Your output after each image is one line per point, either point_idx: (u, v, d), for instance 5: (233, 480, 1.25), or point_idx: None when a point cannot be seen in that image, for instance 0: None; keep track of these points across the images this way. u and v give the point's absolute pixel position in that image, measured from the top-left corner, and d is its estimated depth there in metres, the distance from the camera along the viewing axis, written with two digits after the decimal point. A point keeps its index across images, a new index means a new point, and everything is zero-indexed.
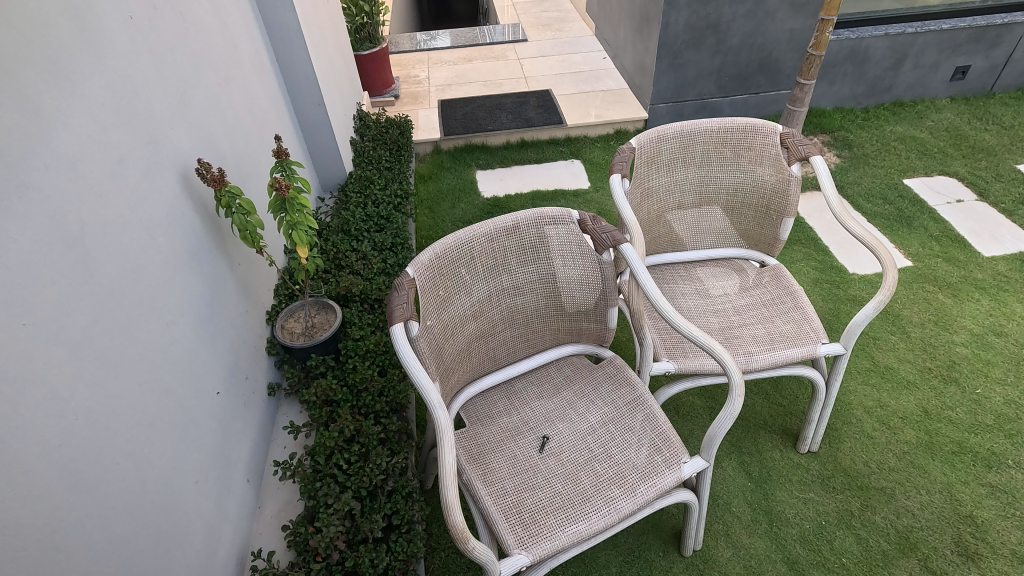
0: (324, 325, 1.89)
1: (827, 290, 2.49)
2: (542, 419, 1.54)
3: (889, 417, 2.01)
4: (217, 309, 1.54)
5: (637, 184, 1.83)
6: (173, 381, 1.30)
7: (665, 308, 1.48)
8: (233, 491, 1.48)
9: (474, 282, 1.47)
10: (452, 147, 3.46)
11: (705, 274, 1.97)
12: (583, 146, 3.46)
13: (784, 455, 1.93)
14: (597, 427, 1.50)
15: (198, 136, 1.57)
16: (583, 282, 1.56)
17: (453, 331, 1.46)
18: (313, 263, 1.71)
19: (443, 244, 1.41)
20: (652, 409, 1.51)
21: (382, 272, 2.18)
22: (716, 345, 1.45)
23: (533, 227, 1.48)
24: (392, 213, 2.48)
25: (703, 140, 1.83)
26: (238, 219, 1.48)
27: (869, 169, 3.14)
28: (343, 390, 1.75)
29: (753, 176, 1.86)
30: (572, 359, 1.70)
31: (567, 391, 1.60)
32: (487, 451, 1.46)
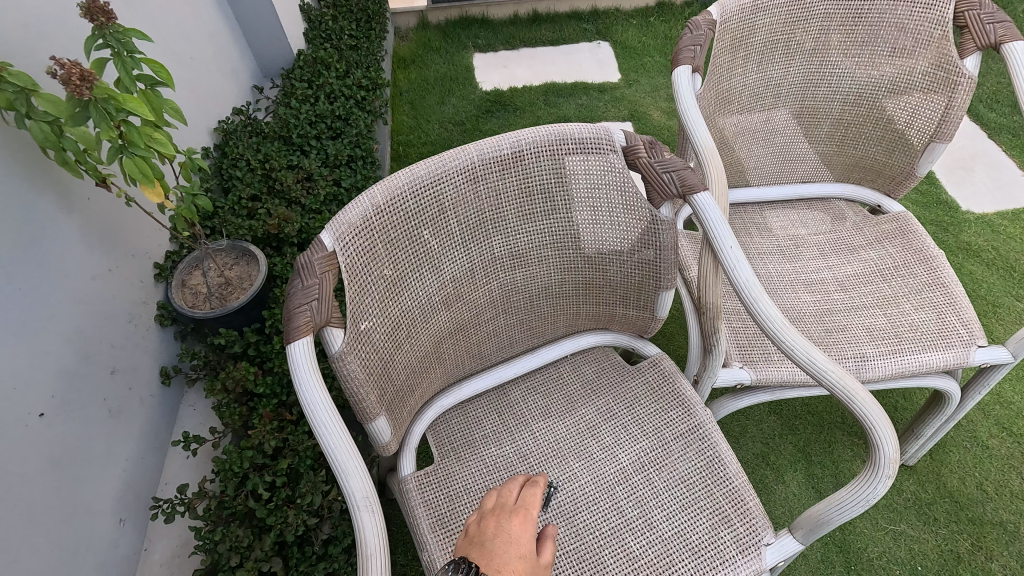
0: (243, 283, 1.34)
1: (931, 235, 1.87)
2: (548, 454, 1.03)
3: (1013, 421, 1.50)
4: (40, 276, 0.97)
5: (711, 83, 1.16)
6: None
7: (768, 312, 0.82)
8: (93, 545, 1.00)
9: (445, 249, 0.89)
10: (442, 20, 2.66)
11: (792, 221, 1.36)
12: (614, 23, 2.64)
13: None
14: (631, 472, 0.99)
15: None
16: (621, 247, 0.98)
17: (410, 329, 0.90)
18: (200, 203, 1.07)
19: (389, 187, 0.82)
20: (718, 448, 0.99)
21: (333, 200, 1.58)
22: (862, 389, 0.77)
23: (546, 157, 0.89)
24: (353, 112, 1.82)
25: (824, 14, 1.16)
26: (39, 129, 0.81)
27: (993, 64, 2.36)
28: (268, 380, 1.24)
29: (891, 77, 1.20)
30: (595, 355, 1.15)
31: (587, 407, 1.07)
32: (463, 507, 0.96)
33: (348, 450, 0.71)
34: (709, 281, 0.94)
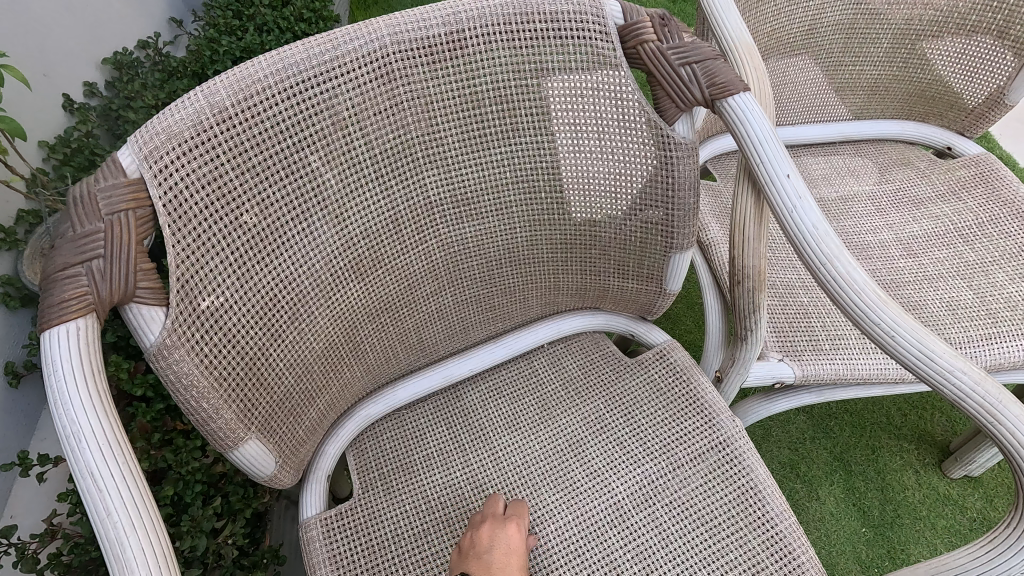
0: None
1: None
2: (515, 483, 0.73)
3: None
4: None
5: None
6: None
7: (854, 276, 0.52)
8: None
9: (349, 187, 0.59)
10: None
11: (836, 168, 1.06)
12: None
13: (923, 481, 1.17)
14: (630, 511, 0.70)
15: None
16: (615, 189, 0.68)
17: (299, 308, 0.60)
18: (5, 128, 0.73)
19: (241, 79, 0.50)
20: (753, 475, 0.71)
21: None
22: (1010, 398, 0.48)
23: (503, 42, 0.58)
24: (289, 49, 1.50)
25: None
26: None
27: None
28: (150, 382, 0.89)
29: None
30: (581, 342, 0.86)
31: (567, 417, 0.78)
32: (390, 566, 0.67)
33: (149, 515, 0.42)
34: (752, 233, 0.64)
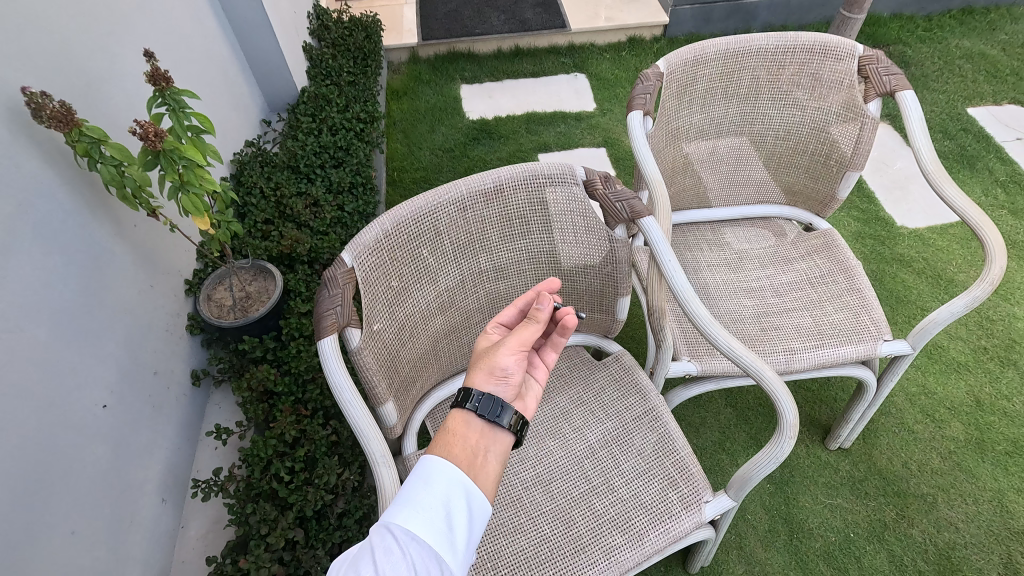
0: (261, 296, 1.52)
1: (870, 248, 2.10)
2: (528, 435, 1.22)
3: (935, 408, 1.72)
4: (98, 291, 1.14)
5: (661, 124, 1.38)
6: (20, 412, 0.93)
7: (699, 313, 1.11)
8: (140, 521, 1.18)
9: (441, 265, 1.10)
10: (432, 55, 2.89)
11: (737, 237, 1.59)
12: (589, 56, 2.89)
13: (811, 452, 1.66)
14: (597, 449, 1.19)
15: (42, 46, 1.08)
16: (587, 262, 1.19)
17: (413, 330, 1.10)
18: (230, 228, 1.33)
19: (395, 217, 1.02)
20: (669, 426, 1.20)
21: (338, 222, 1.78)
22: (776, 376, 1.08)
23: (522, 189, 1.09)
24: (353, 143, 2.02)
25: (754, 64, 1.37)
26: (110, 172, 1.04)
27: (928, 94, 2.64)
28: (285, 382, 1.41)
29: (811, 114, 1.43)
30: (568, 352, 1.36)
31: (561, 398, 1.27)
32: None
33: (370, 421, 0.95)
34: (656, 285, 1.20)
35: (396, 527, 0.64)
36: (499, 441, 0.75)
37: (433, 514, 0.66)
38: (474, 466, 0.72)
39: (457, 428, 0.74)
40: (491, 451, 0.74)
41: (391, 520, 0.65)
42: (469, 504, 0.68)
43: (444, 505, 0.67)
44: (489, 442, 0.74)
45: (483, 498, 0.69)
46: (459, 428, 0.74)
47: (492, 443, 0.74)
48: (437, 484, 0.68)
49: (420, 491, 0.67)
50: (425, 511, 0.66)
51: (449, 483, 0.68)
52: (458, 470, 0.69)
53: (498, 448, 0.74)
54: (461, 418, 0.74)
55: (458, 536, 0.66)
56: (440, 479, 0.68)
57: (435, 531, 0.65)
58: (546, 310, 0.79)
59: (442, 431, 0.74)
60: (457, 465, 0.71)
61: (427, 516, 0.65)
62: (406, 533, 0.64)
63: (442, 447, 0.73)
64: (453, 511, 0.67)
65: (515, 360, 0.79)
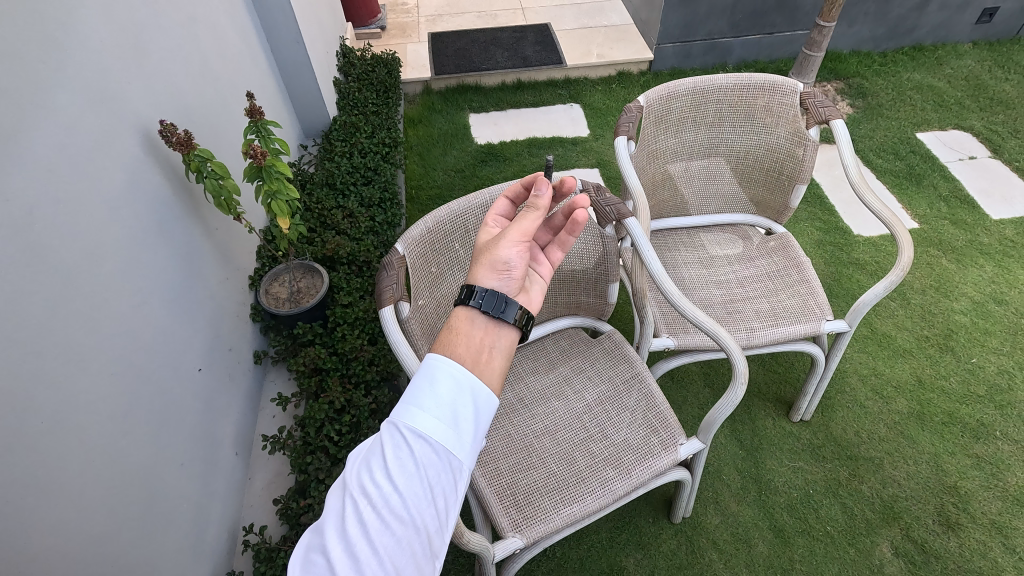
0: (311, 290, 1.80)
1: (830, 253, 2.41)
2: (537, 396, 1.50)
3: (883, 387, 2.01)
4: (194, 279, 1.43)
5: (643, 146, 1.70)
6: (151, 366, 1.21)
7: (670, 290, 1.41)
8: (221, 467, 1.44)
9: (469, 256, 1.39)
10: (443, 87, 3.24)
11: (709, 240, 1.89)
12: (583, 88, 3.24)
13: (777, 424, 1.94)
14: (593, 406, 1.47)
15: (161, 88, 1.39)
16: (583, 255, 1.49)
17: (446, 307, 1.39)
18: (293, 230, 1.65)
19: (435, 218, 1.31)
20: (650, 387, 1.49)
21: (370, 231, 2.07)
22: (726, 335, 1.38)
23: None
24: (380, 164, 2.33)
25: (717, 98, 1.69)
26: (211, 184, 1.35)
27: (882, 121, 2.99)
28: (333, 359, 1.68)
29: (766, 139, 1.74)
30: (569, 332, 1.64)
31: (563, 367, 1.56)
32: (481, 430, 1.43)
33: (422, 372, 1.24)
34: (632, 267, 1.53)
35: (405, 426, 0.65)
36: (507, 339, 0.78)
37: (441, 413, 0.66)
38: (480, 362, 0.74)
39: (463, 330, 0.76)
40: (497, 346, 0.77)
41: (399, 418, 0.65)
42: (478, 402, 0.69)
43: (453, 405, 0.67)
44: (494, 338, 0.77)
45: (489, 395, 0.71)
46: (464, 326, 0.76)
47: (498, 339, 0.77)
48: (442, 385, 0.68)
49: (427, 392, 0.67)
50: (432, 409, 0.66)
51: (455, 382, 0.68)
52: (462, 369, 0.70)
53: (506, 345, 0.77)
54: (466, 316, 0.77)
55: (468, 431, 0.67)
56: (445, 379, 0.69)
57: (444, 428, 0.65)
58: (544, 197, 0.88)
59: (446, 330, 0.76)
60: (462, 364, 0.72)
61: (435, 414, 0.66)
62: (414, 432, 0.64)
63: (446, 348, 0.74)
64: (461, 408, 0.67)
65: (516, 250, 0.85)
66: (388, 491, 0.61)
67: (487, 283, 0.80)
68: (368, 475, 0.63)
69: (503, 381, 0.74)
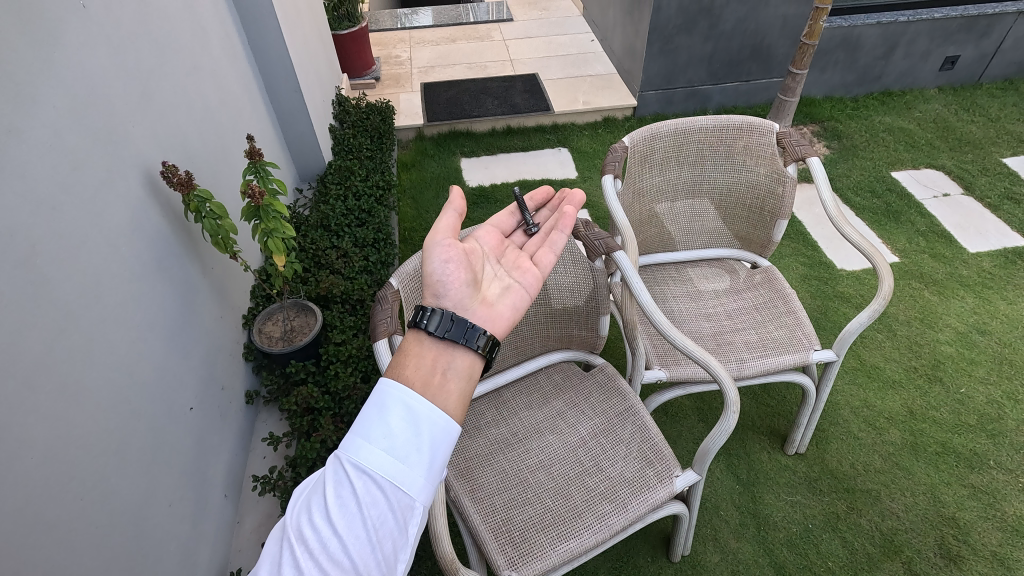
0: (304, 328, 1.81)
1: (815, 287, 2.46)
2: (531, 431, 1.50)
3: (876, 417, 2.02)
4: (190, 318, 1.45)
5: (629, 184, 1.76)
6: (145, 403, 1.21)
7: (659, 319, 1.43)
8: (209, 507, 1.42)
9: None
10: (435, 133, 3.35)
11: (697, 275, 1.94)
12: (571, 133, 3.36)
13: (772, 457, 1.94)
14: (587, 439, 1.47)
15: (165, 133, 1.44)
16: (575, 288, 1.51)
17: None
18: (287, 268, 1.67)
19: None
20: (644, 420, 1.49)
21: (364, 270, 2.10)
22: (708, 355, 1.40)
23: None
24: (374, 206, 2.38)
25: (698, 139, 1.77)
26: (209, 224, 1.38)
27: (858, 161, 3.12)
28: (325, 398, 1.66)
29: (747, 177, 1.81)
30: (562, 366, 1.65)
31: (557, 401, 1.56)
32: (476, 466, 1.41)
33: None
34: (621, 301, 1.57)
35: (350, 461, 0.68)
36: (460, 357, 0.84)
37: (384, 448, 0.69)
38: (431, 384, 0.79)
39: (414, 351, 0.83)
40: (451, 367, 0.82)
41: (345, 452, 0.69)
42: (429, 427, 0.73)
43: (400, 437, 0.70)
44: (446, 360, 0.83)
45: (441, 417, 0.74)
46: (412, 351, 0.83)
47: (451, 359, 0.83)
48: (391, 414, 0.72)
49: (375, 423, 0.71)
50: (378, 443, 0.69)
51: (403, 410, 0.72)
52: (411, 393, 0.74)
53: (459, 364, 0.83)
54: (415, 337, 0.84)
55: (415, 463, 0.70)
56: (395, 407, 0.73)
57: (389, 462, 0.68)
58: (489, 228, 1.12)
59: (400, 354, 0.83)
60: (411, 387, 0.77)
61: (381, 447, 0.69)
62: (358, 467, 0.68)
63: (399, 373, 0.79)
64: (408, 441, 0.70)
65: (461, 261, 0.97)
66: (327, 533, 0.65)
67: (434, 297, 0.92)
68: (310, 517, 0.66)
69: (457, 402, 0.78)
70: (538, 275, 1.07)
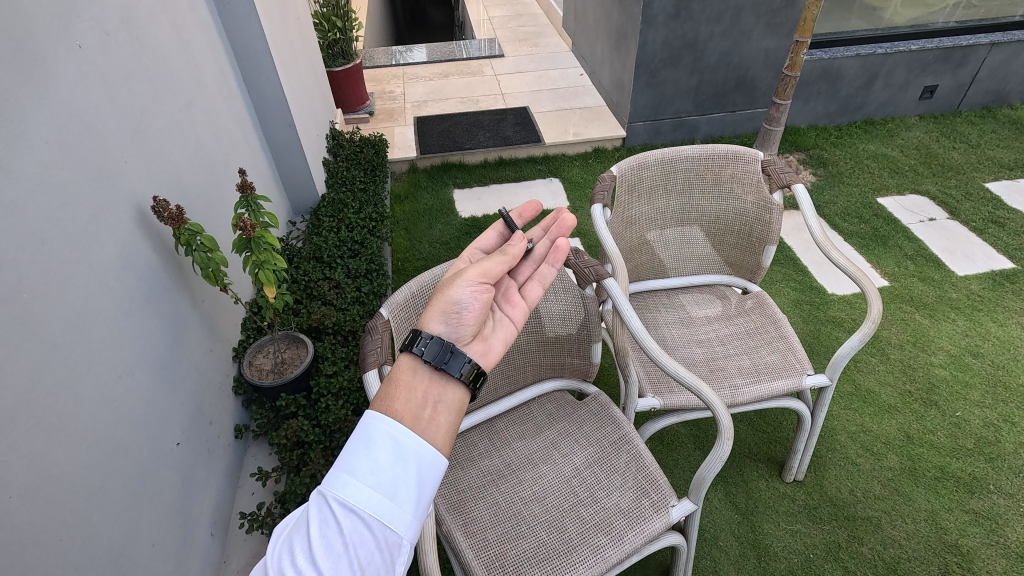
0: (295, 360, 1.79)
1: (807, 311, 2.47)
2: (525, 462, 1.48)
3: (873, 443, 2.00)
4: (179, 351, 1.44)
5: (618, 213, 1.78)
6: (129, 438, 1.19)
7: (651, 346, 1.43)
8: (193, 546, 1.38)
9: None
10: (428, 165, 3.40)
11: (689, 301, 1.95)
12: (562, 164, 3.42)
13: (770, 485, 1.91)
14: (581, 469, 1.45)
15: (158, 168, 1.46)
16: (566, 316, 1.52)
17: None
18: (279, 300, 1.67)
19: (420, 282, 1.33)
20: (639, 449, 1.48)
21: (356, 301, 2.10)
22: (701, 382, 1.39)
23: None
24: (367, 237, 2.40)
25: (685, 168, 1.80)
26: (200, 257, 1.38)
27: (844, 188, 3.17)
28: (315, 431, 1.63)
29: (734, 204, 1.83)
30: (555, 395, 1.64)
31: (551, 431, 1.54)
32: (468, 499, 1.39)
33: None
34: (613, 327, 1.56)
35: (335, 498, 0.67)
36: (451, 390, 0.82)
37: (372, 484, 0.68)
38: (421, 418, 0.77)
39: (405, 381, 0.80)
40: (441, 401, 0.81)
41: (330, 489, 0.68)
42: (417, 462, 0.72)
43: (387, 472, 0.69)
44: (437, 393, 0.81)
45: (430, 451, 0.73)
46: (405, 381, 0.80)
47: (441, 392, 0.81)
48: (379, 448, 0.71)
49: (362, 457, 0.70)
50: (365, 478, 0.68)
51: (391, 445, 0.71)
52: (401, 428, 0.73)
53: (450, 398, 0.81)
54: (409, 366, 0.82)
55: (403, 499, 0.69)
56: (383, 442, 0.72)
57: (376, 499, 0.67)
58: (515, 248, 1.03)
59: (389, 384, 0.80)
60: (401, 421, 0.75)
61: (368, 483, 0.68)
62: (344, 504, 0.67)
63: (387, 405, 0.77)
64: (395, 476, 0.70)
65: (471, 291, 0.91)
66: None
67: (432, 326, 0.86)
68: (293, 557, 0.65)
69: (446, 437, 0.77)
70: (527, 310, 1.05)
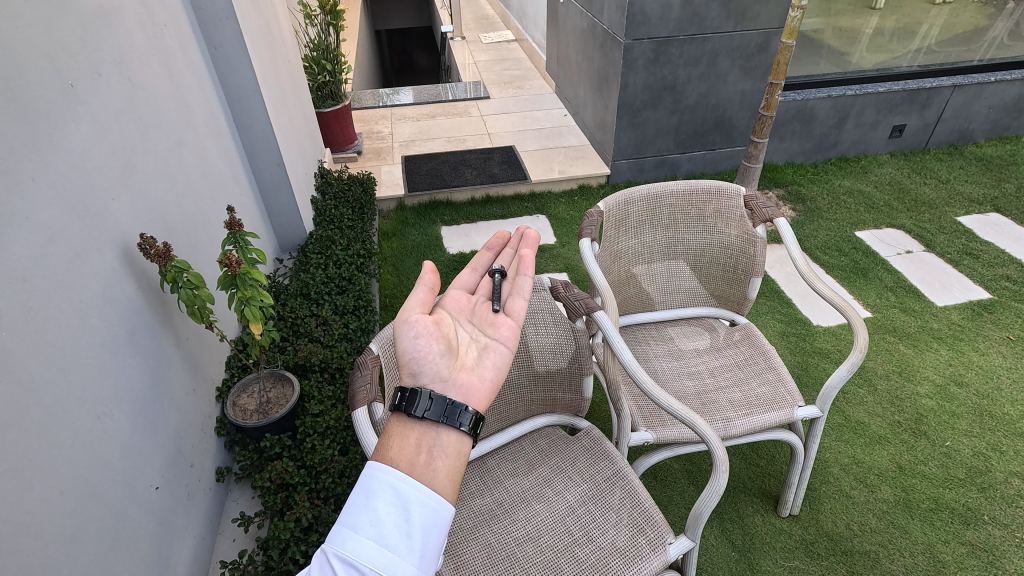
0: (280, 400, 1.76)
1: (793, 343, 2.49)
2: (518, 500, 1.44)
3: (865, 475, 1.99)
4: (160, 391, 1.40)
5: (606, 247, 1.80)
6: (105, 484, 1.14)
7: (643, 378, 1.42)
8: None
9: None
10: (416, 203, 3.43)
11: (678, 334, 1.96)
12: (548, 202, 3.47)
13: (766, 520, 1.88)
14: (576, 507, 1.41)
15: (145, 206, 1.45)
16: (557, 349, 1.51)
17: None
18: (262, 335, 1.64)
19: None
20: (633, 484, 1.45)
21: (344, 338, 2.08)
22: (697, 415, 1.37)
23: None
24: (355, 274, 2.40)
25: (670, 203, 1.84)
26: (185, 294, 1.36)
27: (822, 222, 3.26)
28: (301, 473, 1.58)
29: (719, 237, 1.87)
30: (547, 431, 1.61)
31: (544, 467, 1.51)
32: (460, 541, 1.34)
33: None
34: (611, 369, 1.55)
35: (337, 555, 0.66)
36: (446, 434, 0.78)
37: (372, 537, 0.66)
38: (418, 464, 0.75)
39: (398, 432, 0.78)
40: (438, 445, 0.78)
41: (332, 545, 0.66)
42: (418, 509, 0.70)
43: (388, 523, 0.68)
44: (432, 438, 0.78)
45: (431, 498, 0.71)
46: (398, 434, 0.78)
47: (436, 436, 0.78)
48: (379, 499, 0.69)
49: (362, 510, 0.68)
50: (366, 531, 0.67)
51: (392, 494, 0.70)
52: (399, 476, 0.72)
53: (446, 442, 0.78)
54: (399, 419, 0.80)
55: (404, 551, 0.67)
56: (383, 492, 0.70)
57: (377, 552, 0.66)
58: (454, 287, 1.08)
59: (385, 437, 0.79)
60: (399, 469, 0.73)
61: (368, 536, 0.67)
62: (345, 560, 0.65)
63: (384, 455, 0.76)
64: (397, 528, 0.68)
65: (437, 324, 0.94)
66: None
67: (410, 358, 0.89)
68: None
69: (445, 481, 0.74)
70: (515, 326, 1.01)
